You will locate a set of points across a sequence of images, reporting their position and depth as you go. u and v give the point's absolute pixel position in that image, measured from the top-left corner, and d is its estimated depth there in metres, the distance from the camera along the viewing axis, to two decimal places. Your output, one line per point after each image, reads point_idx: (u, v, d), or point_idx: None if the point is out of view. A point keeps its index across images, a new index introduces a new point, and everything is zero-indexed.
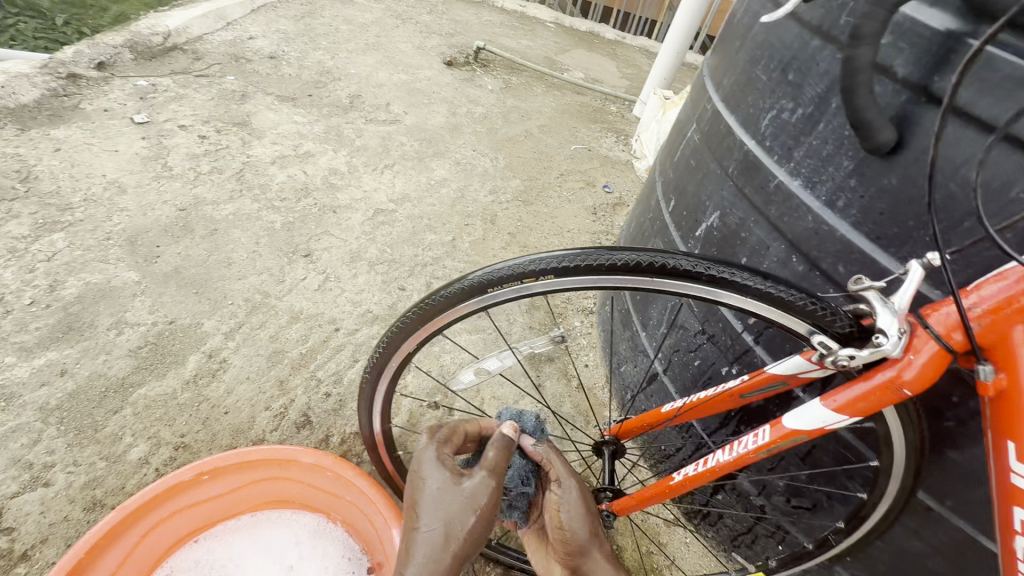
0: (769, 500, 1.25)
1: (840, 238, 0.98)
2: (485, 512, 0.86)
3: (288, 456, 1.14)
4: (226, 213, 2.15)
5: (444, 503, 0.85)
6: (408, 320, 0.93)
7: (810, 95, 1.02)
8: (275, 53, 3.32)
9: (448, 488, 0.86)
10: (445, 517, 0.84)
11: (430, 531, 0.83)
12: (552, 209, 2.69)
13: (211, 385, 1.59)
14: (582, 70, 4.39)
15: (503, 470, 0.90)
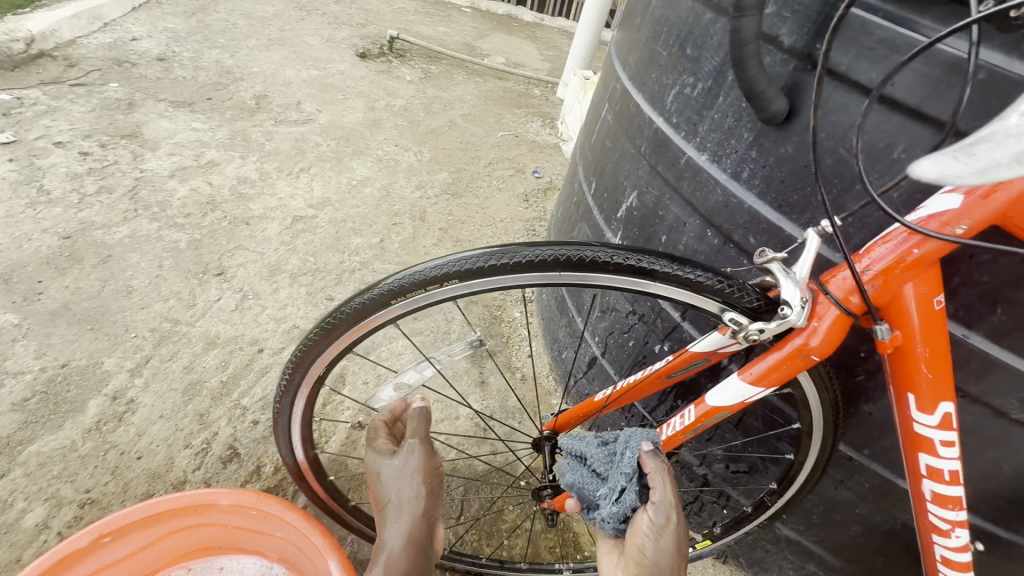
0: (711, 468, 1.28)
1: (748, 209, 0.99)
2: (428, 473, 0.90)
3: (205, 500, 1.04)
4: (120, 236, 1.94)
5: (392, 480, 0.89)
6: (312, 341, 0.86)
7: (707, 69, 1.02)
8: (165, 54, 3.03)
9: (390, 466, 0.91)
10: (400, 492, 0.89)
11: (394, 511, 0.88)
12: (482, 200, 2.64)
13: (117, 430, 1.44)
14: (502, 54, 4.32)
15: (428, 432, 0.93)
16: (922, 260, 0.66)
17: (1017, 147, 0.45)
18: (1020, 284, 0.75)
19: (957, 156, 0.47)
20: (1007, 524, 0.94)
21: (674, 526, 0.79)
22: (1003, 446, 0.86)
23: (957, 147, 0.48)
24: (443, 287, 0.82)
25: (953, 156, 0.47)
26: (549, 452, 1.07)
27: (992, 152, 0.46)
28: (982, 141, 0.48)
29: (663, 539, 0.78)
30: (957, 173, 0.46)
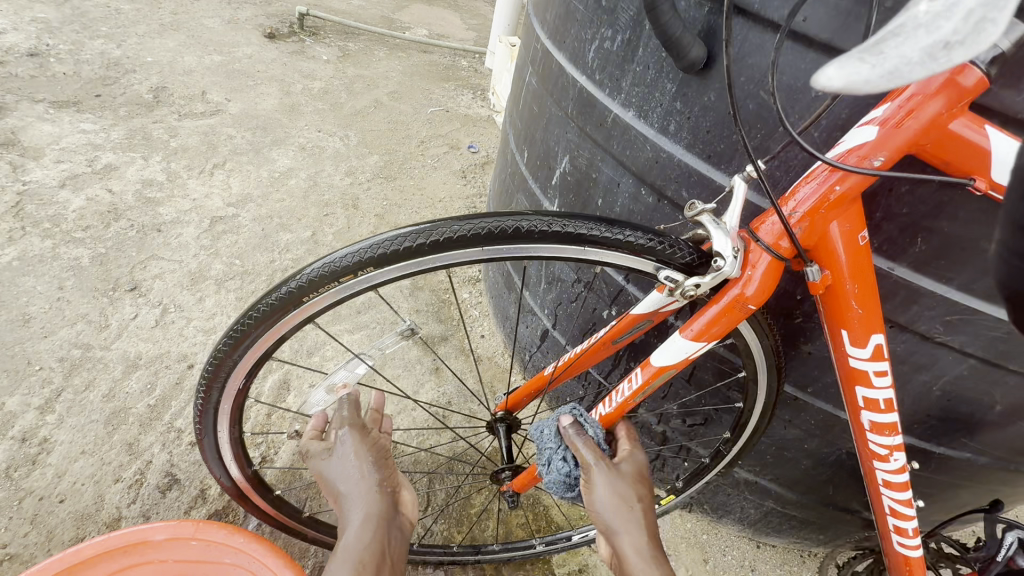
0: (668, 425, 1.30)
1: (678, 163, 0.97)
2: (369, 452, 0.86)
3: (136, 539, 0.95)
4: (7, 259, 1.72)
5: (333, 469, 0.85)
6: (223, 351, 0.79)
7: (624, 19, 0.97)
8: (37, 48, 2.67)
9: (329, 457, 0.86)
10: (345, 478, 0.84)
11: (345, 497, 0.83)
12: (418, 181, 2.53)
13: (32, 474, 1.29)
14: (424, 26, 4.13)
15: (360, 415, 0.90)
16: (845, 197, 0.66)
17: (927, 41, 0.35)
18: (937, 213, 0.76)
19: (863, 56, 0.37)
20: (939, 440, 1.00)
21: (611, 478, 0.82)
22: (931, 369, 0.90)
23: (863, 46, 0.38)
24: (361, 276, 0.75)
25: (858, 58, 0.37)
26: (506, 433, 1.04)
27: (900, 48, 0.36)
28: (889, 35, 0.37)
29: (601, 494, 0.81)
30: (863, 79, 0.36)
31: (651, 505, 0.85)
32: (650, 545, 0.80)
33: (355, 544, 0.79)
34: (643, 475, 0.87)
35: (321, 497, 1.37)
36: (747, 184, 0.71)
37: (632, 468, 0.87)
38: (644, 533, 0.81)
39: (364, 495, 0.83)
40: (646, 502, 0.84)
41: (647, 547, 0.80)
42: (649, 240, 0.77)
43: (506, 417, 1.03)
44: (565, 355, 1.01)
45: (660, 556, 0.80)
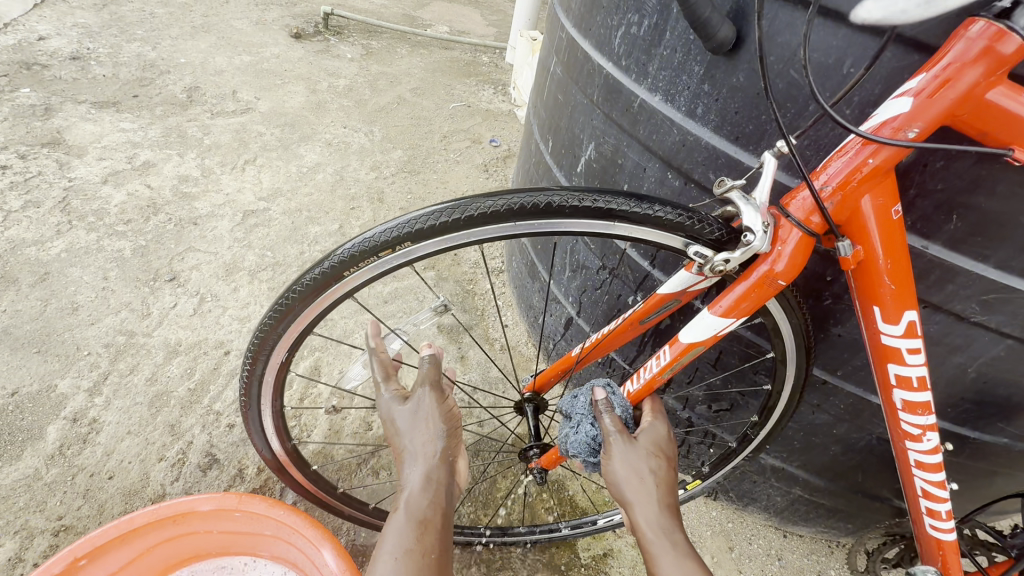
0: (694, 411, 1.31)
1: (706, 146, 0.98)
2: (443, 416, 0.87)
3: (184, 508, 1.00)
4: (56, 251, 1.81)
5: (408, 425, 0.86)
6: (269, 324, 0.83)
7: (652, 4, 0.98)
8: (79, 52, 2.79)
9: (404, 413, 0.87)
10: (418, 437, 0.85)
11: (412, 456, 0.84)
12: (441, 174, 2.57)
13: (83, 452, 1.36)
14: (445, 23, 4.16)
15: (440, 377, 0.90)
16: (878, 170, 0.66)
17: None
18: (973, 188, 0.76)
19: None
20: (974, 424, 0.98)
21: (626, 449, 0.84)
22: (967, 351, 0.89)
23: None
24: (399, 252, 0.79)
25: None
26: (533, 413, 1.06)
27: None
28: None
29: (615, 464, 0.83)
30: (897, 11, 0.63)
31: (667, 478, 0.85)
32: (662, 516, 0.81)
33: (418, 503, 0.80)
34: (663, 449, 0.87)
35: (352, 478, 1.42)
36: (778, 159, 0.72)
37: (650, 442, 0.87)
38: (658, 505, 0.81)
39: (431, 457, 0.84)
40: (664, 474, 0.84)
41: (659, 518, 0.80)
42: (677, 215, 0.78)
43: (534, 398, 1.05)
44: (593, 335, 1.02)
45: (672, 527, 0.80)
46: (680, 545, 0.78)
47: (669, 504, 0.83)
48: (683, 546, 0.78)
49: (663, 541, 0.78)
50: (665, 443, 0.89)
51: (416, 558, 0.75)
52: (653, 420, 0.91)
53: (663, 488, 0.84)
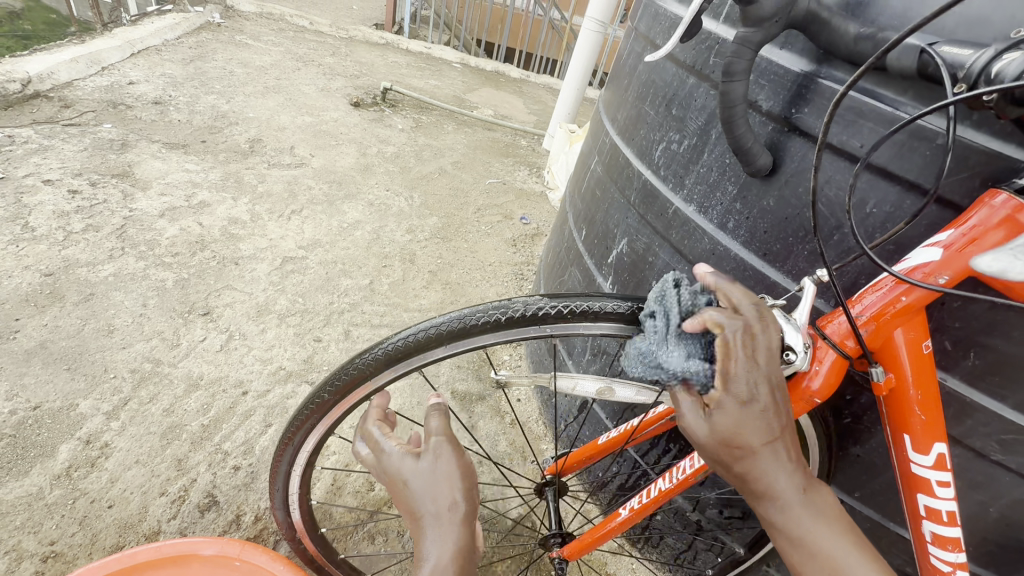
0: (704, 514, 1.28)
1: (734, 257, 1.04)
2: (463, 471, 0.78)
3: (185, 550, 0.99)
4: (105, 274, 1.91)
5: (424, 486, 0.76)
6: (317, 404, 0.89)
7: (692, 127, 1.10)
8: (161, 98, 3.09)
9: (418, 472, 0.77)
10: (436, 498, 0.75)
11: (434, 521, 0.73)
12: (471, 244, 2.70)
13: (89, 476, 1.36)
14: (491, 107, 4.54)
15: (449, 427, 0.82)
16: (910, 307, 0.72)
17: None
18: (990, 329, 0.80)
19: (1017, 253, 0.62)
20: (998, 569, 0.95)
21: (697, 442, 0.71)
22: (989, 488, 0.89)
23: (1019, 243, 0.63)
24: (448, 343, 0.86)
25: (1012, 254, 0.62)
26: (553, 498, 1.07)
27: None
28: None
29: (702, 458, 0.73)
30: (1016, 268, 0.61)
31: (780, 463, 0.67)
32: (797, 521, 0.67)
33: None
34: (752, 446, 0.67)
35: (346, 541, 1.38)
36: (817, 285, 0.77)
37: (723, 443, 0.68)
38: (785, 509, 0.67)
39: (457, 522, 0.73)
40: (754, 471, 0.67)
41: (798, 528, 0.67)
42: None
43: (554, 480, 1.07)
44: (623, 425, 1.06)
45: (825, 519, 0.67)
46: (832, 540, 0.66)
47: (803, 469, 0.69)
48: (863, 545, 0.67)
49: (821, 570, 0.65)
50: (755, 430, 0.67)
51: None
52: (731, 391, 0.68)
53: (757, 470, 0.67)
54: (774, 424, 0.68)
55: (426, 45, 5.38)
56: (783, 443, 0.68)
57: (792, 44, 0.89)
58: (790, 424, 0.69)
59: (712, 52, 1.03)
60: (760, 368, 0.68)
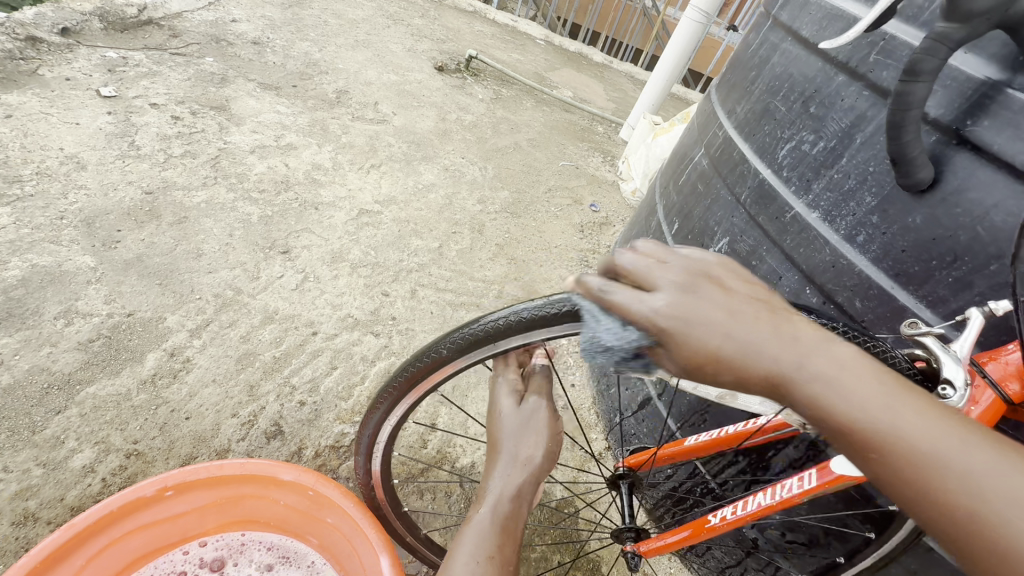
0: (763, 534, 1.22)
1: (859, 273, 0.98)
2: (552, 430, 0.92)
3: (263, 472, 1.00)
4: (198, 199, 2.00)
5: (514, 428, 0.91)
6: (425, 360, 0.88)
7: (833, 129, 1.02)
8: (260, 39, 3.18)
9: (513, 413, 0.92)
10: (521, 442, 0.90)
11: (510, 457, 0.89)
12: (539, 223, 2.67)
13: (171, 386, 1.44)
14: (570, 89, 4.44)
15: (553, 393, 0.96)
16: None
17: None
18: None
19: None
20: None
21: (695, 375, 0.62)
22: None
23: None
24: (570, 324, 0.81)
25: None
26: (627, 492, 1.05)
27: None
28: None
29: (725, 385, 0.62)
30: None
31: (752, 342, 0.58)
32: (816, 396, 0.55)
33: (503, 506, 0.84)
34: (712, 347, 0.58)
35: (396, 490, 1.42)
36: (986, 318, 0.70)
37: (688, 359, 0.59)
38: (791, 387, 0.57)
39: (529, 469, 0.88)
40: (735, 357, 0.58)
41: (817, 405, 0.56)
42: (856, 339, 0.77)
43: (628, 474, 1.04)
44: (712, 430, 1.01)
45: (846, 380, 0.55)
46: (864, 399, 0.54)
47: (779, 324, 0.59)
48: (935, 409, 0.53)
49: (850, 441, 0.54)
50: (702, 314, 0.59)
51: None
52: (644, 311, 0.61)
53: (733, 357, 0.58)
54: (723, 312, 0.59)
55: (513, 18, 5.30)
56: (743, 323, 0.58)
57: (983, 47, 0.79)
58: (744, 300, 0.61)
59: (873, 49, 0.94)
60: (662, 286, 0.62)
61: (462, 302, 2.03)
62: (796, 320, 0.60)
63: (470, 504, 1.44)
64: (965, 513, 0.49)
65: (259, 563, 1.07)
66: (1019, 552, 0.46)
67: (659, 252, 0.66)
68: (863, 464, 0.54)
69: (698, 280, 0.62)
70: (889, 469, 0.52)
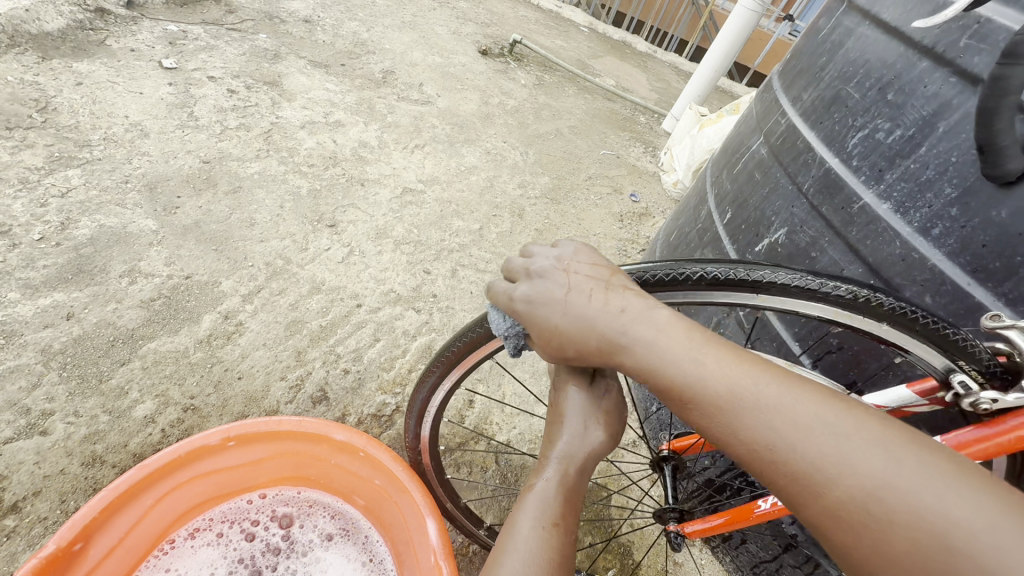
0: (805, 530, 1.20)
1: (931, 268, 0.94)
2: (617, 410, 0.82)
3: (317, 431, 1.04)
4: (252, 171, 2.06)
5: (579, 404, 0.80)
6: (482, 329, 0.89)
7: (912, 117, 0.98)
8: (311, 17, 3.23)
9: (580, 388, 0.81)
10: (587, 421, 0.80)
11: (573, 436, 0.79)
12: (579, 210, 2.65)
13: (225, 347, 1.50)
14: (613, 77, 4.37)
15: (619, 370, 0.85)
16: None
17: None
18: None
19: None
20: None
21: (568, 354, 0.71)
22: None
23: None
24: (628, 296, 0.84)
25: None
26: (670, 474, 1.06)
27: None
28: None
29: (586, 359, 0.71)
30: None
31: (588, 315, 0.66)
32: (648, 359, 0.62)
33: (564, 486, 0.77)
34: (555, 327, 0.68)
35: None
36: None
37: (542, 336, 0.70)
38: (618, 349, 0.65)
39: (594, 450, 0.79)
40: (577, 334, 0.67)
41: (653, 366, 0.62)
42: (941, 329, 0.75)
43: (672, 457, 1.06)
44: None
45: (665, 340, 0.63)
46: (694, 358, 0.61)
47: (611, 294, 0.67)
48: (755, 363, 0.60)
49: (676, 394, 0.61)
50: (552, 298, 0.68)
51: (547, 556, 0.71)
52: (518, 301, 0.71)
53: (578, 336, 0.67)
54: (563, 290, 0.68)
55: (557, 4, 5.23)
56: (578, 297, 0.67)
57: None
58: (582, 277, 0.69)
59: (965, 33, 0.90)
60: (523, 278, 0.72)
61: None
62: (627, 293, 0.67)
63: (505, 480, 1.45)
64: (769, 449, 0.55)
65: (320, 531, 1.09)
66: (833, 483, 0.52)
67: (535, 247, 0.75)
68: (696, 415, 0.61)
69: (556, 265, 0.70)
70: (708, 415, 0.59)
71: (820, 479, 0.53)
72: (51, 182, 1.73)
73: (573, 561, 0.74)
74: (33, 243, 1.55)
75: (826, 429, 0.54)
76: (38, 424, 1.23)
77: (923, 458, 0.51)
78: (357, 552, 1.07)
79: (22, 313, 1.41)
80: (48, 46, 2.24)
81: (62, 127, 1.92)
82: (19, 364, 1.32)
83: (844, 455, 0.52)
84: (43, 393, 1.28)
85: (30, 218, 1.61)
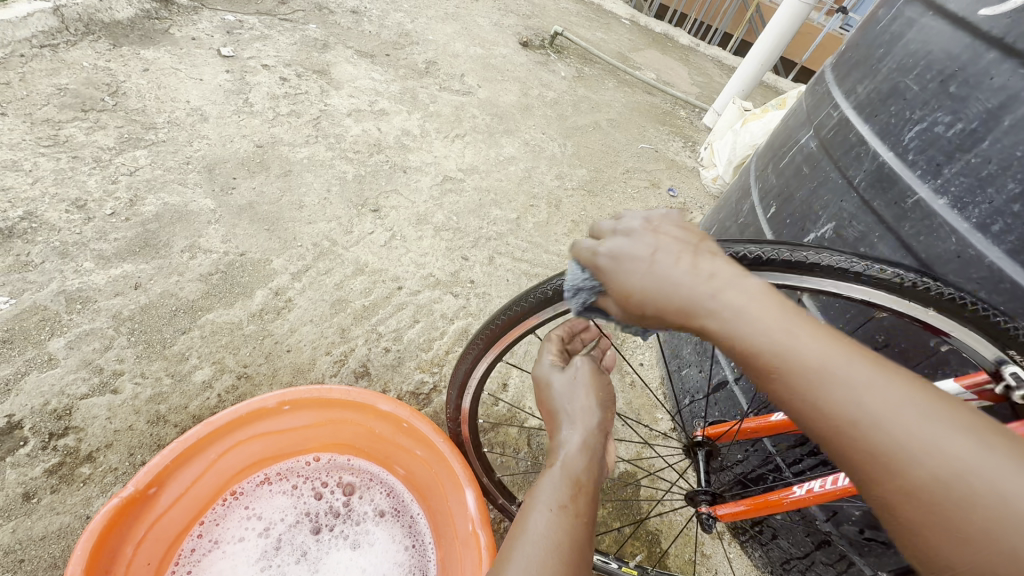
0: (838, 528, 1.20)
1: (989, 265, 0.92)
2: (604, 390, 0.85)
3: (363, 401, 1.09)
4: (301, 155, 2.14)
5: (565, 388, 0.86)
6: (527, 304, 0.91)
7: (975, 110, 0.95)
8: (358, 8, 3.31)
9: (561, 376, 0.87)
10: (575, 400, 0.84)
11: (569, 418, 0.82)
12: (616, 203, 2.64)
13: (276, 321, 1.59)
14: (654, 70, 4.32)
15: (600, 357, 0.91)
16: None
17: None
18: None
19: None
20: None
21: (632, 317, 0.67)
22: None
23: None
24: None
25: None
26: (703, 459, 1.10)
27: None
28: None
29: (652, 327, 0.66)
30: None
31: (672, 276, 0.61)
32: (723, 329, 0.58)
33: (572, 464, 0.76)
34: (635, 284, 0.63)
35: None
36: None
37: (619, 295, 0.65)
38: (700, 315, 0.60)
39: (590, 427, 0.80)
40: (654, 292, 0.62)
41: (730, 334, 0.58)
42: (997, 319, 0.74)
43: (706, 442, 1.09)
44: None
45: (763, 310, 0.58)
46: (778, 330, 0.57)
47: (694, 257, 0.63)
48: (848, 345, 0.56)
49: (759, 366, 0.57)
50: (635, 252, 0.64)
51: (562, 535, 0.68)
52: (598, 255, 0.67)
53: (651, 295, 0.62)
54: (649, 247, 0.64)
55: None
56: (665, 260, 0.62)
57: None
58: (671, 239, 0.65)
59: None
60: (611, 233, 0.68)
61: (537, 273, 2.06)
62: (717, 259, 0.63)
63: (536, 462, 1.49)
64: (865, 435, 0.51)
65: (375, 506, 1.17)
66: (928, 477, 0.48)
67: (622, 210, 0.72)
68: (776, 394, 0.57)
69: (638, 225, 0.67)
70: (773, 381, 0.56)
71: (907, 473, 0.49)
72: (122, 161, 1.85)
73: (591, 542, 0.69)
74: (106, 217, 1.67)
75: (923, 417, 0.50)
76: (109, 383, 1.34)
77: (996, 448, 0.48)
78: (403, 535, 1.13)
79: (96, 281, 1.52)
80: (118, 34, 2.38)
81: (131, 110, 2.05)
82: (93, 327, 1.42)
83: (948, 445, 0.49)
84: (114, 355, 1.39)
85: (103, 194, 1.73)
